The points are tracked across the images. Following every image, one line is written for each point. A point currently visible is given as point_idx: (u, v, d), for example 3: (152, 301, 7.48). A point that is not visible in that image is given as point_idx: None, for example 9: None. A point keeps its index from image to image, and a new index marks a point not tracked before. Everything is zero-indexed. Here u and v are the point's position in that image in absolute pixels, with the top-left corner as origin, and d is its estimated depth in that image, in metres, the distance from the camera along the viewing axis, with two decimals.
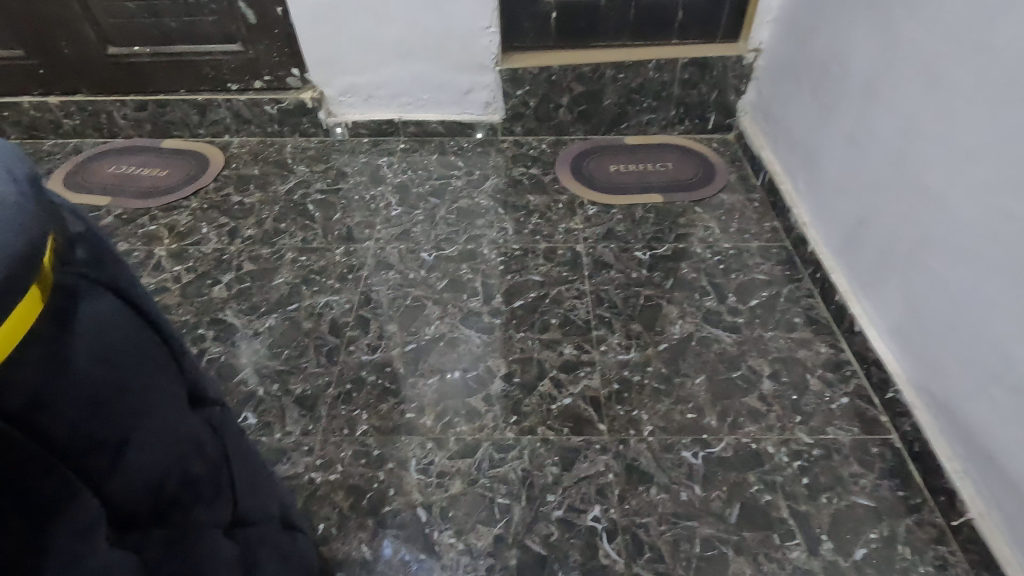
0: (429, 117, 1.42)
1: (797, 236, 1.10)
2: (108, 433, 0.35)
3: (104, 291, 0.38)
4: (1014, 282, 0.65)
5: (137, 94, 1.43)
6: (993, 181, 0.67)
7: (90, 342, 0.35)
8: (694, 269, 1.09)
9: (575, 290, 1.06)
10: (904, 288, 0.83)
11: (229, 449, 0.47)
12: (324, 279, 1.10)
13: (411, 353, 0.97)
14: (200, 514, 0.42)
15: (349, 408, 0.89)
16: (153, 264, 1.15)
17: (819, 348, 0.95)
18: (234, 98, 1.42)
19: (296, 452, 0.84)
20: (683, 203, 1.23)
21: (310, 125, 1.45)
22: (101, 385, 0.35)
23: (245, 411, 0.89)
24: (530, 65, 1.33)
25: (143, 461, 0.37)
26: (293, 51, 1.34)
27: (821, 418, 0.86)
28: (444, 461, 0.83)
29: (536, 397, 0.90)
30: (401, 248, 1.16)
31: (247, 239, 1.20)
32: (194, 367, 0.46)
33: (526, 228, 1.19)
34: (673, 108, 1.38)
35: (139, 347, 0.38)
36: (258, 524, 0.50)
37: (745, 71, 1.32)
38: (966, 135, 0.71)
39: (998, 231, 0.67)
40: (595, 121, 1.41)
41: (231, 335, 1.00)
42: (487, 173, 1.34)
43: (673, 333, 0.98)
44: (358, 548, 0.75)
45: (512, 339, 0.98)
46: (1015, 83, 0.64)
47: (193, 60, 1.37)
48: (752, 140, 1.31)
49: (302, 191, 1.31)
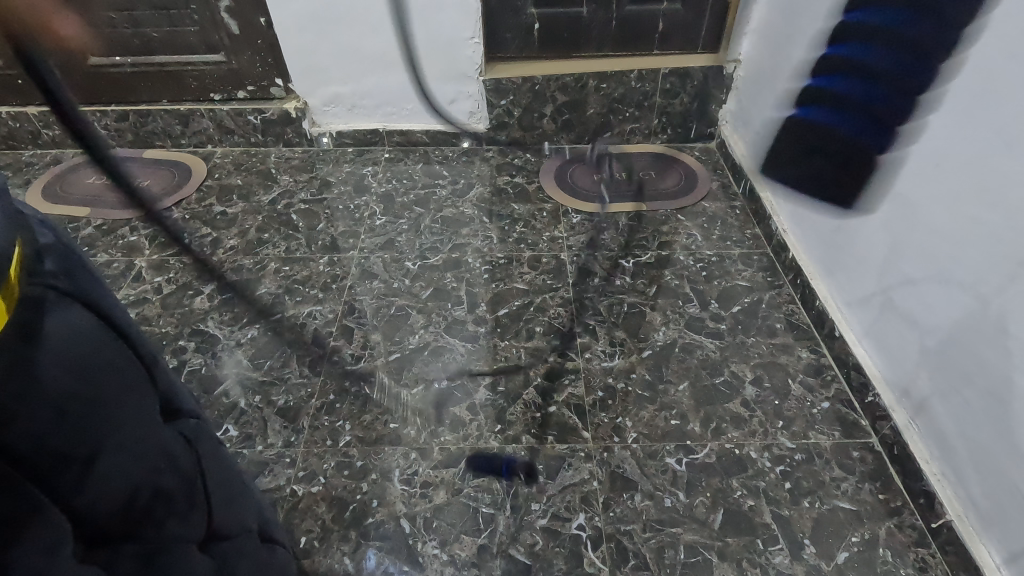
0: (413, 126, 1.43)
1: (778, 243, 1.12)
2: (78, 446, 0.33)
3: (70, 303, 0.36)
4: (986, 287, 0.67)
5: (118, 105, 1.42)
6: (962, 189, 0.70)
7: (55, 349, 0.33)
8: (678, 276, 1.10)
9: (559, 297, 1.06)
10: (880, 294, 0.85)
11: (204, 461, 0.45)
12: (307, 289, 1.09)
13: (395, 362, 0.96)
14: (172, 528, 0.40)
15: (332, 418, 0.89)
16: (133, 275, 1.13)
17: (800, 353, 0.97)
18: (217, 108, 1.41)
19: (278, 464, 0.83)
20: (665, 212, 1.25)
21: (294, 134, 1.44)
22: (67, 393, 0.33)
23: (226, 423, 0.88)
24: (513, 76, 1.34)
25: (113, 475, 0.35)
26: (277, 61, 1.34)
27: (803, 422, 0.87)
28: (429, 471, 0.82)
29: (520, 405, 0.90)
30: (385, 257, 1.16)
31: (230, 249, 1.18)
32: (166, 379, 0.45)
33: (511, 236, 1.20)
34: (656, 117, 1.40)
35: (109, 358, 0.37)
36: (236, 538, 0.48)
37: (725, 81, 1.34)
38: (933, 143, 0.74)
39: (969, 236, 0.69)
40: (578, 130, 1.42)
41: (212, 346, 0.99)
42: (472, 183, 1.35)
43: (657, 340, 0.99)
44: (340, 561, 0.75)
45: (496, 347, 0.98)
46: (983, 95, 0.66)
47: (174, 70, 1.36)
48: (733, 148, 1.33)
49: (285, 201, 1.31)
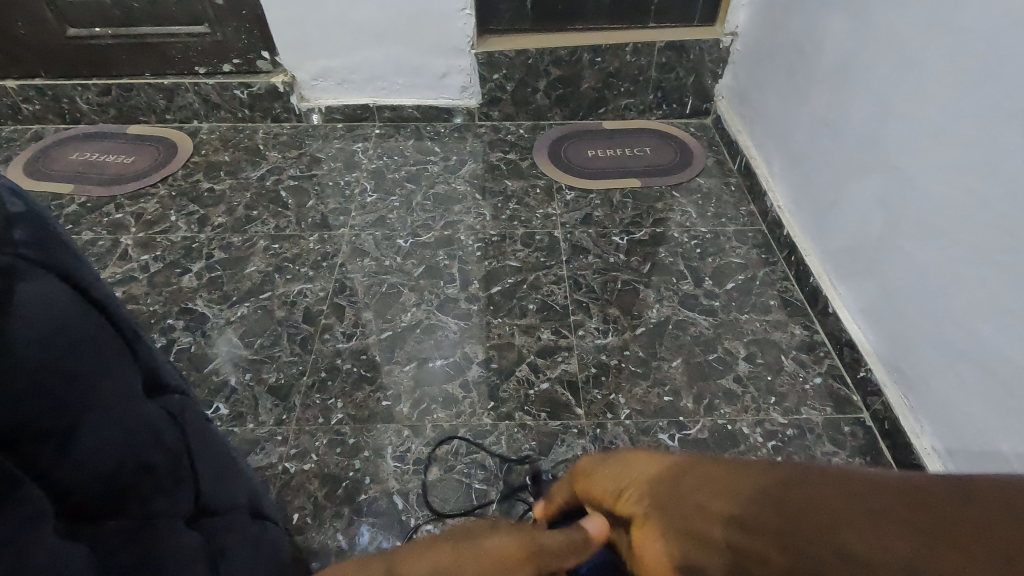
0: (404, 102, 1.40)
1: (773, 220, 1.11)
2: (57, 420, 0.32)
3: (46, 274, 0.34)
4: (985, 262, 0.66)
5: (98, 78, 1.38)
6: (961, 161, 0.69)
7: (31, 321, 0.32)
8: (672, 253, 1.09)
9: (553, 275, 1.05)
10: (875, 271, 0.85)
11: (189, 437, 0.45)
12: (297, 267, 1.08)
13: (388, 340, 0.95)
14: (157, 505, 0.39)
15: (324, 397, 0.88)
16: (119, 253, 1.11)
17: (794, 330, 0.97)
18: (202, 83, 1.37)
19: (270, 442, 0.83)
20: (660, 188, 1.23)
21: (282, 110, 1.41)
22: (43, 366, 0.31)
23: (216, 401, 0.87)
24: (507, 48, 1.31)
25: (94, 448, 0.34)
26: (263, 33, 1.31)
27: (795, 398, 0.87)
28: (422, 448, 0.82)
29: (513, 382, 0.89)
30: (377, 235, 1.14)
31: (218, 226, 1.16)
32: (149, 354, 0.43)
33: (504, 213, 1.18)
34: (651, 92, 1.37)
35: (89, 330, 0.36)
36: (223, 515, 0.47)
37: (722, 55, 1.31)
38: (934, 118, 0.73)
39: (967, 213, 0.68)
40: (573, 106, 1.40)
41: (201, 325, 0.98)
42: (464, 159, 1.33)
43: (650, 317, 0.98)
44: (333, 537, 0.75)
45: (490, 325, 0.97)
46: (986, 67, 0.65)
47: (157, 42, 1.32)
48: (729, 124, 1.31)
49: (274, 177, 1.28)
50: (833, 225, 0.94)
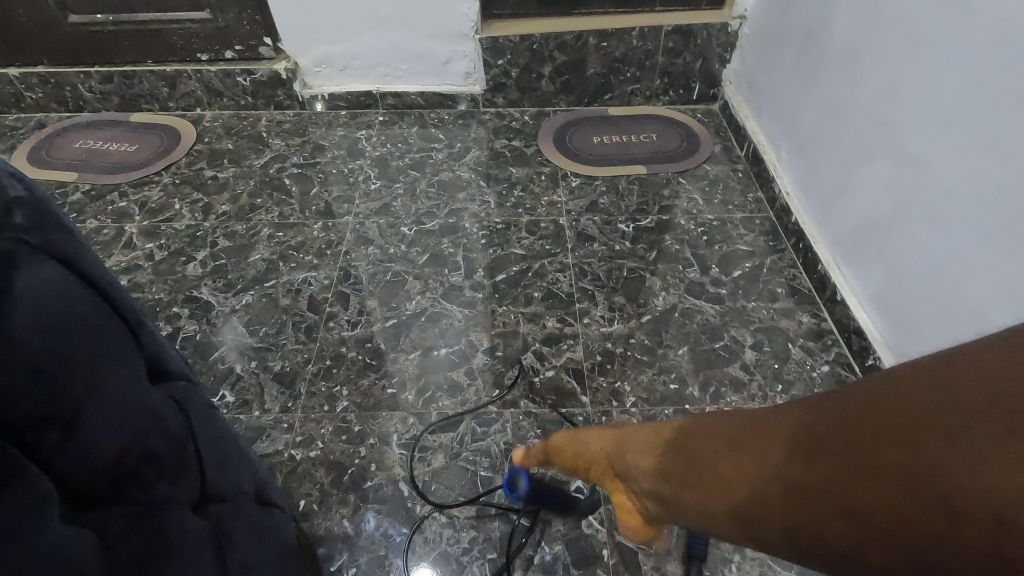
0: (407, 88, 1.39)
1: (780, 206, 1.10)
2: (61, 408, 0.31)
3: (47, 259, 0.33)
4: (995, 246, 0.65)
5: (101, 66, 1.37)
6: (973, 142, 0.67)
7: (31, 306, 0.31)
8: (678, 240, 1.09)
9: (558, 263, 1.05)
10: (884, 257, 0.84)
11: (193, 423, 0.45)
12: (301, 255, 1.07)
13: (392, 328, 0.95)
14: (162, 492, 0.39)
15: (329, 384, 0.88)
16: (124, 241, 1.11)
17: (801, 317, 0.96)
18: (204, 70, 1.36)
19: (276, 430, 0.83)
20: (667, 174, 1.22)
21: (285, 97, 1.40)
22: (44, 353, 0.31)
23: (222, 389, 0.88)
24: (511, 34, 1.29)
25: (97, 436, 0.34)
26: (265, 20, 1.29)
27: (802, 385, 0.87)
28: (427, 436, 0.82)
29: (518, 370, 0.89)
30: (381, 223, 1.13)
31: (222, 215, 1.16)
32: (153, 340, 0.43)
33: (508, 201, 1.17)
34: (658, 77, 1.36)
35: (90, 317, 0.35)
36: (229, 500, 0.47)
37: (730, 38, 1.29)
38: (944, 99, 0.71)
39: (977, 195, 0.67)
40: (578, 92, 1.38)
41: (206, 313, 0.98)
42: (469, 146, 1.32)
43: (656, 305, 0.98)
44: (339, 524, 0.75)
45: (495, 313, 0.97)
46: (999, 47, 0.64)
47: (158, 29, 1.31)
48: (736, 109, 1.29)
49: (278, 165, 1.28)
50: (842, 211, 0.93)
